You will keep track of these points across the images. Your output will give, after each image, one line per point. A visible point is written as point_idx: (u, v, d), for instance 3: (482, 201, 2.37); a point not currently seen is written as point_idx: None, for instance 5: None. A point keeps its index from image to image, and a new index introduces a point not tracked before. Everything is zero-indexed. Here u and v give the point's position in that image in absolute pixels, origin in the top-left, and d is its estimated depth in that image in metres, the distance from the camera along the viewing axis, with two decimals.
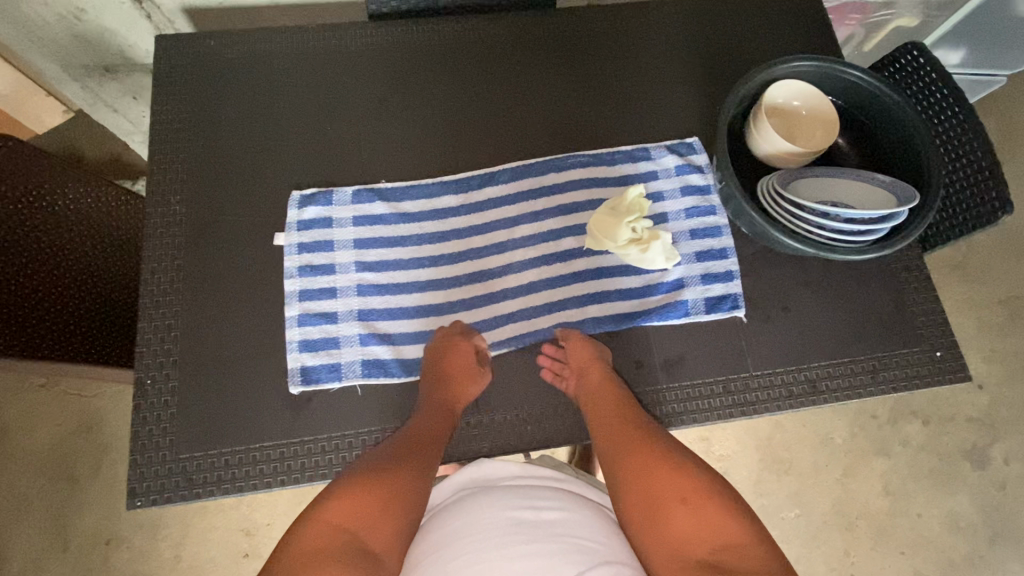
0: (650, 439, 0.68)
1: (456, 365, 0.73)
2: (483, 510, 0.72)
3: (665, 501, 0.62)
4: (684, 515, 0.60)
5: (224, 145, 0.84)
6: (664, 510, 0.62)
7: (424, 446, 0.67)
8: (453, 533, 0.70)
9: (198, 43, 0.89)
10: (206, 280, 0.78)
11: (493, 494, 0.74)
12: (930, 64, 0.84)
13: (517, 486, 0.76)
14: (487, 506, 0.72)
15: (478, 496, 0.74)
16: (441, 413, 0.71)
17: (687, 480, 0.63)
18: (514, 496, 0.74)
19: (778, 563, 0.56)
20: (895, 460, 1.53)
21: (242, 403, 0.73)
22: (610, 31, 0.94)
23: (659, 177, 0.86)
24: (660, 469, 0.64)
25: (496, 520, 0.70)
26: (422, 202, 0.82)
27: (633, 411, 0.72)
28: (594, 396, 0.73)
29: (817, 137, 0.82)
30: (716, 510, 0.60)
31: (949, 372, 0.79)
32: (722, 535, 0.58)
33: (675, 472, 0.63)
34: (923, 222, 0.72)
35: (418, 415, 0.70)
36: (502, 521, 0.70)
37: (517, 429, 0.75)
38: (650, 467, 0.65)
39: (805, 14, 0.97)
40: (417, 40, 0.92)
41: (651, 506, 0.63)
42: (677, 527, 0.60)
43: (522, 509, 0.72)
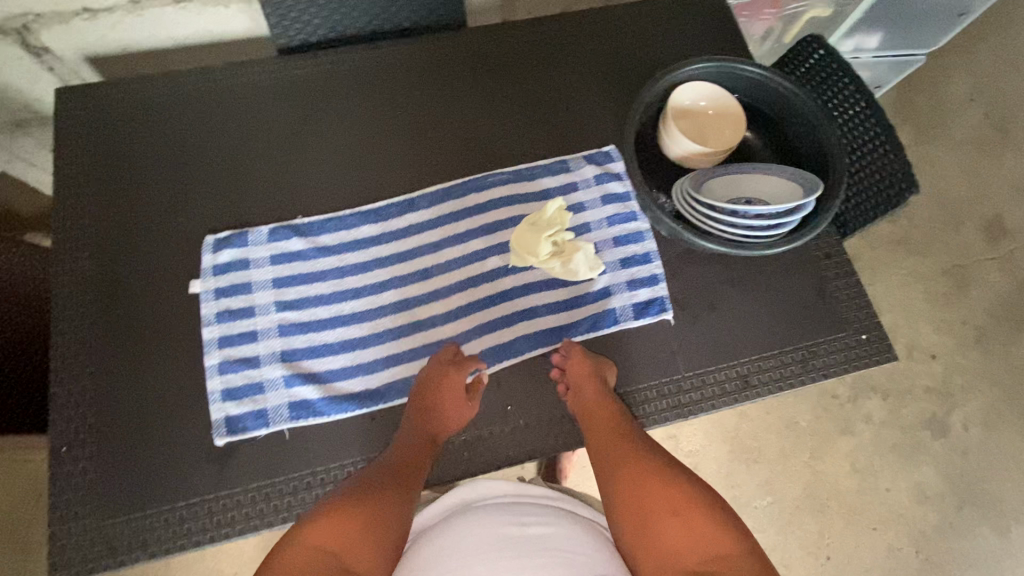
0: (642, 452, 0.66)
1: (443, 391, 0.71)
2: (471, 528, 0.71)
3: (656, 514, 0.60)
4: (675, 528, 0.59)
5: (133, 195, 0.82)
6: (654, 523, 0.60)
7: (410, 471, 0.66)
8: (436, 552, 0.69)
9: (100, 92, 0.87)
10: (120, 336, 0.75)
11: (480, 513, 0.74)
12: (829, 54, 0.86)
13: (506, 505, 0.76)
14: (473, 525, 0.71)
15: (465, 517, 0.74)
16: (425, 441, 0.70)
17: (679, 493, 0.61)
18: (503, 514, 0.73)
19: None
20: (859, 438, 1.55)
21: (165, 461, 0.71)
22: (521, 46, 0.95)
23: (579, 188, 0.86)
24: (651, 482, 0.63)
25: (482, 535, 0.69)
26: (341, 234, 0.81)
27: (623, 425, 0.71)
28: (593, 409, 0.72)
29: (727, 135, 0.83)
30: (708, 522, 0.58)
31: (875, 354, 0.80)
32: (714, 546, 0.56)
33: (666, 484, 0.62)
34: (829, 211, 0.74)
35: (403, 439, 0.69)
36: (491, 536, 0.69)
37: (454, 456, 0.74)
38: (641, 480, 0.63)
39: (710, 14, 0.99)
40: (328, 70, 0.91)
41: (643, 519, 0.61)
42: (669, 539, 0.59)
43: (510, 525, 0.71)
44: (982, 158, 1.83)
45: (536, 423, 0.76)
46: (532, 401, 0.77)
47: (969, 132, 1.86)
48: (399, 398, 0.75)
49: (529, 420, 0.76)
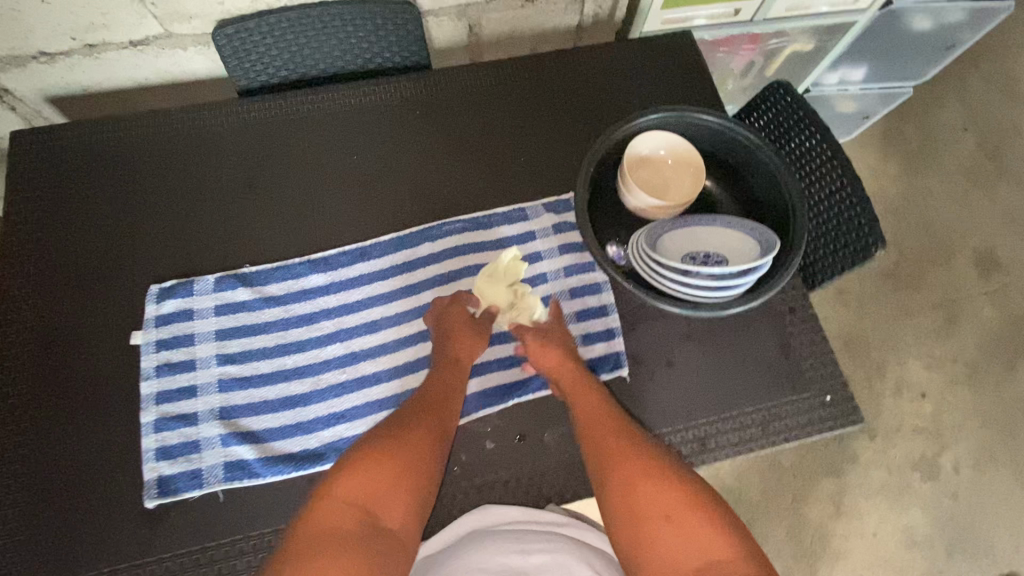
0: (634, 442, 0.65)
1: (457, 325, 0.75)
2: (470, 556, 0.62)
3: (650, 517, 0.59)
4: (667, 532, 0.57)
5: (81, 241, 0.81)
6: (646, 526, 0.58)
7: (439, 410, 0.68)
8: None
9: (53, 135, 0.86)
10: (57, 390, 0.73)
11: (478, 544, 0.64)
12: (797, 101, 0.84)
13: (507, 533, 0.65)
14: (467, 563, 0.62)
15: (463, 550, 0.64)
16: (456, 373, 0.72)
17: (674, 496, 0.59)
18: (504, 542, 0.63)
19: None
20: (845, 479, 1.51)
21: (95, 523, 0.68)
22: (484, 88, 0.93)
23: (537, 237, 0.84)
24: (644, 479, 0.61)
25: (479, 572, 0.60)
26: (289, 284, 0.79)
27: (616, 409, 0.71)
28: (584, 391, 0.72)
29: (687, 186, 0.81)
30: (702, 527, 0.57)
31: (839, 416, 0.77)
32: (708, 552, 0.55)
33: (660, 483, 0.61)
34: (786, 273, 0.71)
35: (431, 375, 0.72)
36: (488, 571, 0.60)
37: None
38: (635, 477, 0.62)
39: (677, 57, 0.97)
40: (285, 112, 0.90)
41: (633, 519, 0.59)
42: (660, 546, 0.57)
43: (510, 554, 0.62)
44: (975, 190, 1.80)
45: (482, 485, 0.73)
46: (479, 462, 0.74)
47: (961, 163, 1.82)
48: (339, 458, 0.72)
49: (475, 482, 0.73)
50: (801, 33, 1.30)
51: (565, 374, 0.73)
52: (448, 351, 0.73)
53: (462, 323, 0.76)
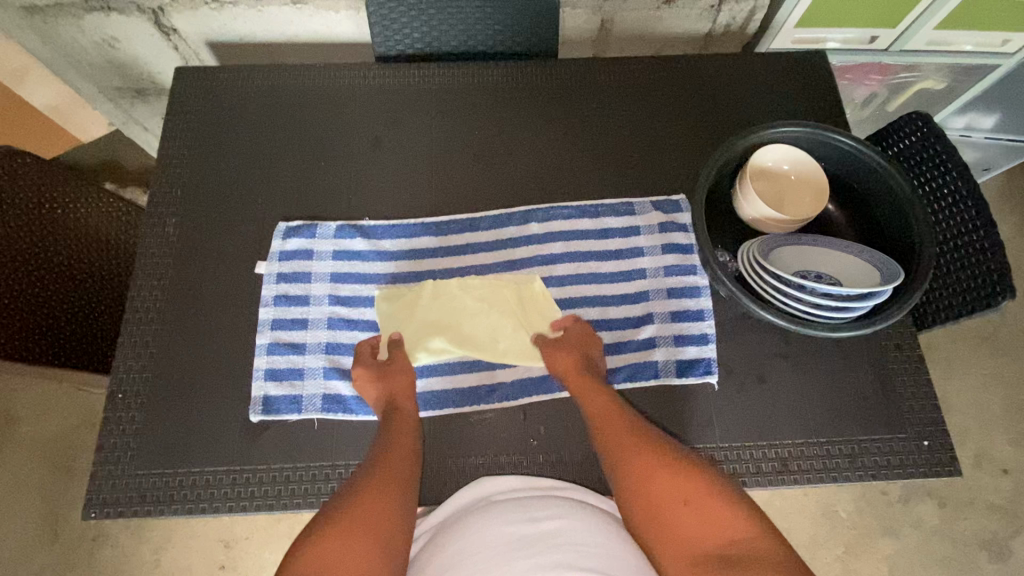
0: (645, 437, 0.67)
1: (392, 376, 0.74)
2: (482, 528, 0.63)
3: (667, 507, 0.61)
4: (687, 515, 0.59)
5: (222, 172, 0.89)
6: (668, 515, 0.60)
7: (393, 468, 0.65)
8: (448, 560, 0.61)
9: (211, 75, 0.95)
10: (186, 300, 0.81)
11: (487, 509, 0.65)
12: (935, 135, 0.81)
13: (515, 501, 0.66)
14: (479, 528, 0.63)
15: (477, 513, 0.66)
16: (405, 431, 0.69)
17: (690, 481, 0.61)
18: (512, 512, 0.64)
19: (791, 556, 0.54)
20: (903, 543, 1.42)
21: (204, 424, 0.75)
22: (608, 82, 0.95)
23: (641, 233, 0.85)
24: (661, 470, 0.63)
25: (488, 539, 0.61)
26: (402, 241, 0.84)
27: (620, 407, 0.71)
28: (586, 391, 0.72)
29: (806, 204, 0.79)
30: (718, 505, 0.59)
31: (935, 463, 0.74)
32: (726, 529, 0.57)
33: (676, 474, 0.62)
34: (908, 303, 0.69)
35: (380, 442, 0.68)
36: (495, 541, 0.61)
37: (465, 477, 0.73)
38: (650, 471, 0.63)
39: (808, 77, 0.95)
40: (417, 80, 0.95)
41: (653, 507, 0.61)
42: (681, 528, 0.59)
43: (520, 523, 0.62)
44: None
45: (555, 462, 0.74)
46: (556, 438, 0.76)
47: None
48: (426, 409, 0.76)
49: (549, 457, 0.75)
50: (935, 70, 1.24)
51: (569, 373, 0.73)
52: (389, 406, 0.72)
53: (393, 377, 0.73)
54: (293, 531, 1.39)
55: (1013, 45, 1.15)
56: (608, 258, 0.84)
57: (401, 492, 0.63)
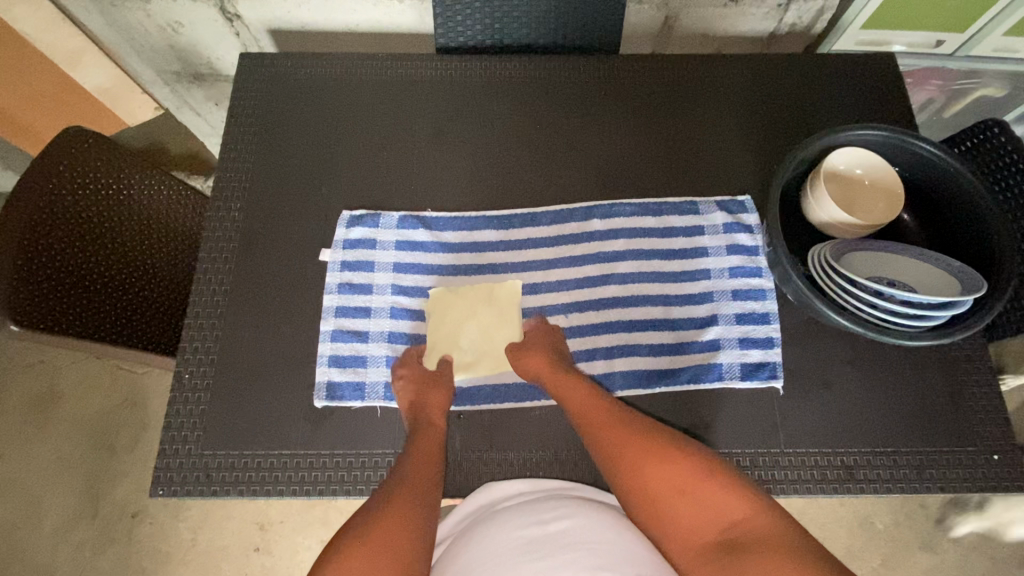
0: (629, 424, 0.66)
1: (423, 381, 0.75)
2: (492, 537, 0.64)
3: (665, 499, 0.59)
4: (684, 506, 0.58)
5: (286, 158, 0.89)
6: (667, 508, 0.59)
7: (421, 476, 0.63)
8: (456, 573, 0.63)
9: (276, 63, 0.96)
10: (251, 285, 0.82)
11: (495, 517, 0.67)
12: (1012, 143, 0.79)
13: (523, 505, 0.67)
14: (487, 539, 0.64)
15: (486, 520, 0.67)
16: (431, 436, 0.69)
17: (683, 469, 0.60)
18: (520, 515, 0.65)
19: (792, 527, 0.53)
20: (941, 558, 1.40)
21: (268, 408, 0.76)
22: (671, 80, 0.94)
23: (706, 233, 0.84)
24: (650, 460, 0.62)
25: (497, 549, 0.62)
26: (464, 233, 0.84)
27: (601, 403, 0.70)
28: (566, 392, 0.71)
29: (878, 210, 0.78)
30: (713, 487, 0.58)
31: (1006, 478, 0.72)
32: (725, 512, 0.56)
33: (666, 461, 0.61)
34: (989, 314, 0.67)
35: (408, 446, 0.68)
36: (503, 548, 0.61)
37: (488, 481, 0.73)
38: (639, 462, 0.62)
39: (878, 80, 0.94)
40: (478, 73, 0.95)
41: (652, 500, 0.60)
42: (683, 519, 0.58)
43: (528, 527, 0.63)
44: None
45: None
46: None
47: None
48: (487, 402, 0.77)
49: None
50: (997, 78, 1.22)
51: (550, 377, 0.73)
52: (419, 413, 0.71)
53: (431, 391, 0.73)
54: (327, 517, 1.40)
55: None
56: (672, 257, 0.83)
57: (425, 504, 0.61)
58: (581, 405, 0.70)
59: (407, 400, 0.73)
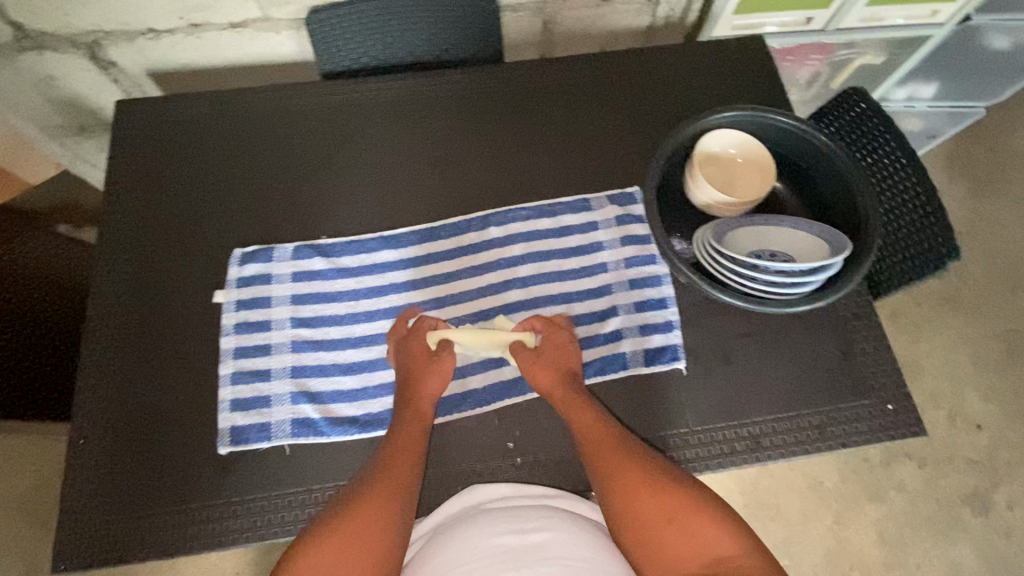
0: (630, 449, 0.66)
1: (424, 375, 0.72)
2: (470, 538, 0.64)
3: (654, 525, 0.60)
4: (672, 534, 0.59)
5: (171, 203, 0.87)
6: (653, 534, 0.60)
7: (399, 469, 0.66)
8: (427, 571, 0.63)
9: (154, 107, 0.93)
10: (144, 337, 0.79)
11: (474, 518, 0.66)
12: (871, 109, 0.84)
13: (506, 510, 0.67)
14: (465, 541, 0.64)
15: (465, 523, 0.66)
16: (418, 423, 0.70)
17: (676, 499, 0.61)
18: (501, 521, 0.65)
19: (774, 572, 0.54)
20: (889, 506, 1.45)
21: (171, 462, 0.73)
22: (554, 82, 0.96)
23: (600, 228, 0.86)
24: (646, 486, 0.62)
25: (474, 551, 0.62)
26: (360, 257, 0.84)
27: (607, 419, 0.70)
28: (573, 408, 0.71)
29: (756, 185, 0.81)
30: (704, 523, 0.58)
31: (901, 426, 0.76)
32: (713, 549, 0.57)
33: (662, 490, 0.62)
34: (855, 275, 0.71)
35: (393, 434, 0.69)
36: (481, 552, 0.61)
37: None
38: (637, 488, 0.62)
39: (749, 62, 0.98)
40: (363, 95, 0.95)
41: (640, 525, 0.61)
42: (668, 549, 0.58)
43: (509, 535, 0.63)
44: None
45: (533, 464, 0.74)
46: (532, 440, 0.75)
47: None
48: None
49: (527, 459, 0.75)
50: (872, 46, 1.28)
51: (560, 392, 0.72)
52: (411, 402, 0.71)
53: (426, 377, 0.72)
54: None
55: (942, 15, 1.19)
56: (569, 255, 0.85)
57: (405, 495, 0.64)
58: (584, 420, 0.70)
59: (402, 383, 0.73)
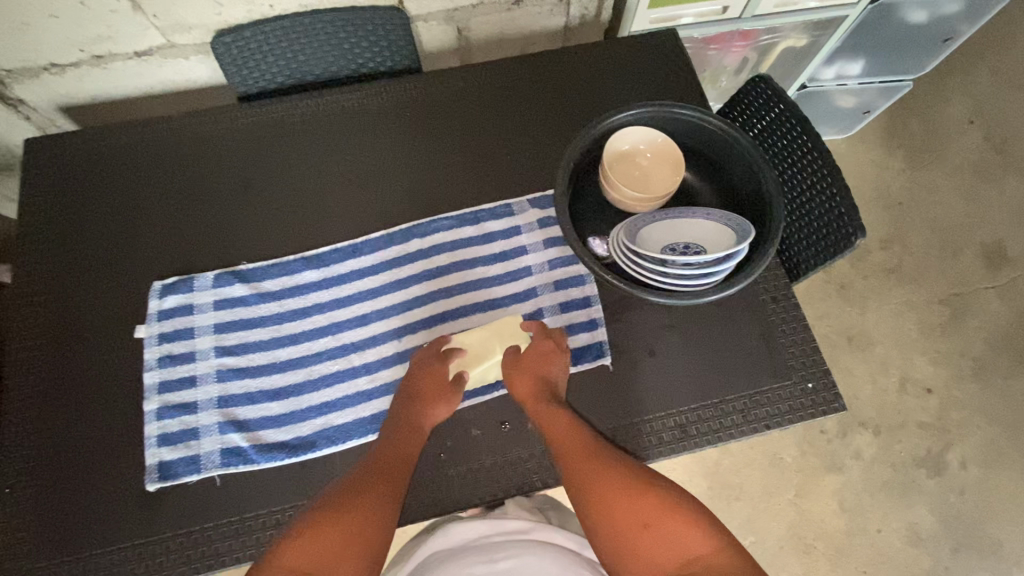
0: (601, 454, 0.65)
1: (429, 387, 0.73)
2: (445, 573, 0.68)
3: (627, 531, 0.57)
4: (643, 540, 0.56)
5: (87, 239, 0.86)
6: (627, 539, 0.57)
7: (391, 476, 0.65)
8: None
9: (64, 142, 0.91)
10: (65, 379, 0.78)
11: (450, 556, 0.71)
12: (776, 94, 0.85)
13: (478, 545, 0.71)
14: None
15: (439, 562, 0.71)
16: (415, 438, 0.71)
17: (650, 501, 0.59)
18: (474, 555, 0.69)
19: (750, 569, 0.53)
20: (848, 475, 1.49)
21: (100, 504, 0.72)
22: (471, 89, 0.96)
23: (523, 232, 0.87)
24: (618, 490, 0.60)
25: None
26: (282, 280, 0.83)
27: (580, 427, 0.69)
28: (547, 417, 0.71)
29: (670, 176, 0.83)
30: (677, 525, 0.56)
31: (821, 402, 0.78)
32: (687, 549, 0.55)
33: (634, 493, 0.60)
34: (762, 262, 0.73)
35: (388, 443, 0.69)
36: None
37: None
38: (608, 493, 0.60)
39: (662, 55, 0.99)
40: (279, 115, 0.94)
41: (616, 534, 0.58)
42: (643, 554, 0.56)
43: (479, 565, 0.67)
44: (981, 184, 1.75)
45: (467, 472, 0.75)
46: (463, 449, 0.76)
47: (967, 157, 1.78)
48: (330, 445, 0.75)
49: (459, 469, 0.75)
50: (793, 28, 1.30)
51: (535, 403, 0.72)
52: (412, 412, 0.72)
53: (433, 391, 0.73)
54: None
55: None
56: (494, 261, 0.86)
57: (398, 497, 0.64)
58: (559, 428, 0.69)
59: (409, 390, 0.74)
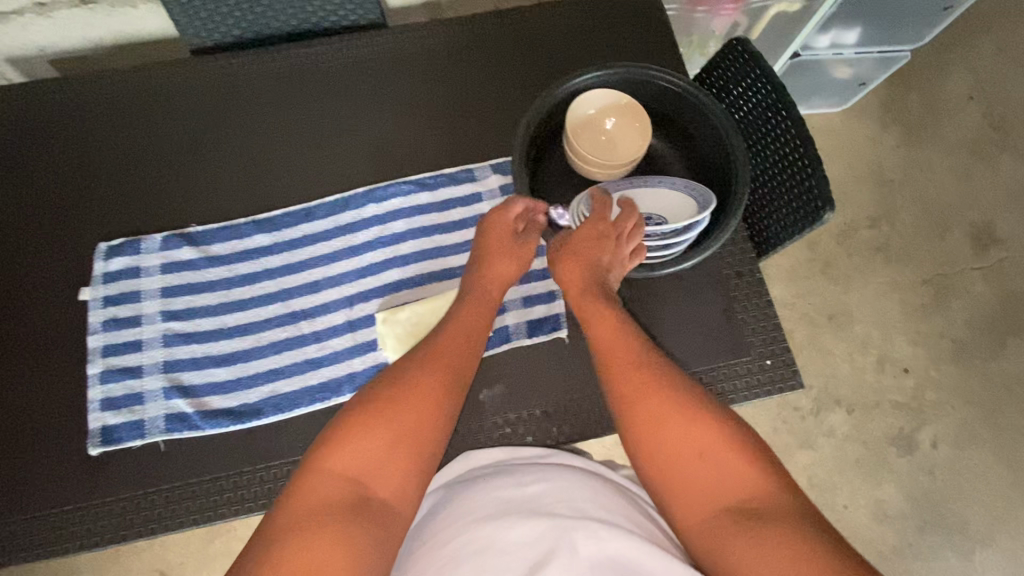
0: (655, 374, 0.64)
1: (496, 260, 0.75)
2: (468, 497, 0.66)
3: (685, 459, 0.60)
4: (701, 471, 0.59)
5: (32, 197, 0.83)
6: (682, 466, 0.60)
7: (452, 352, 0.67)
8: (431, 535, 0.65)
9: (6, 93, 0.87)
10: (7, 340, 0.76)
11: (473, 483, 0.68)
12: (750, 58, 0.81)
13: (501, 469, 0.69)
14: (466, 502, 0.65)
15: (460, 487, 0.68)
16: (482, 309, 0.73)
17: (712, 435, 0.60)
18: (500, 479, 0.67)
19: (802, 510, 0.56)
20: (819, 453, 1.50)
21: (42, 466, 0.71)
22: (436, 47, 0.91)
23: (484, 199, 0.85)
24: (681, 418, 0.61)
25: (475, 507, 0.64)
26: (231, 244, 0.81)
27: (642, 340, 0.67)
28: (604, 319, 0.69)
29: (636, 141, 0.79)
30: (733, 461, 0.59)
31: (778, 379, 0.77)
32: (744, 484, 0.58)
33: (697, 424, 0.60)
34: (722, 234, 0.71)
35: (455, 316, 0.71)
36: (483, 507, 0.64)
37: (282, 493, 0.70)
38: (671, 416, 0.61)
39: (639, 16, 0.94)
40: (233, 70, 0.89)
41: (671, 458, 0.60)
42: (693, 480, 0.59)
43: (507, 488, 0.65)
44: (975, 163, 1.70)
45: None
46: None
47: (963, 134, 1.73)
48: (277, 413, 0.74)
49: None
50: None
51: (590, 304, 0.70)
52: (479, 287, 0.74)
53: (500, 261, 0.75)
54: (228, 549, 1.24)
55: None
56: (452, 229, 0.84)
57: (457, 382, 0.66)
58: (608, 337, 0.67)
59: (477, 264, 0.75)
